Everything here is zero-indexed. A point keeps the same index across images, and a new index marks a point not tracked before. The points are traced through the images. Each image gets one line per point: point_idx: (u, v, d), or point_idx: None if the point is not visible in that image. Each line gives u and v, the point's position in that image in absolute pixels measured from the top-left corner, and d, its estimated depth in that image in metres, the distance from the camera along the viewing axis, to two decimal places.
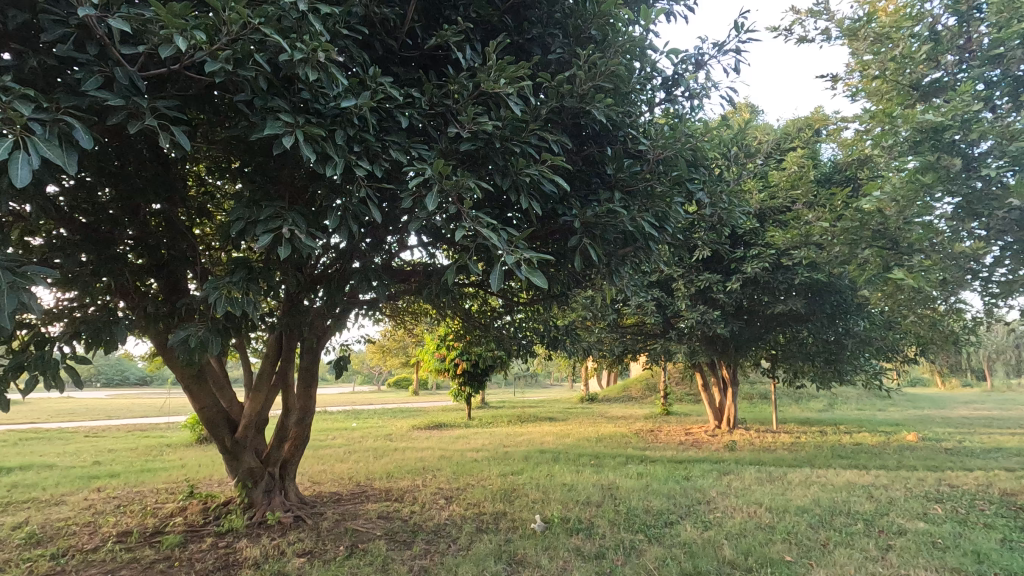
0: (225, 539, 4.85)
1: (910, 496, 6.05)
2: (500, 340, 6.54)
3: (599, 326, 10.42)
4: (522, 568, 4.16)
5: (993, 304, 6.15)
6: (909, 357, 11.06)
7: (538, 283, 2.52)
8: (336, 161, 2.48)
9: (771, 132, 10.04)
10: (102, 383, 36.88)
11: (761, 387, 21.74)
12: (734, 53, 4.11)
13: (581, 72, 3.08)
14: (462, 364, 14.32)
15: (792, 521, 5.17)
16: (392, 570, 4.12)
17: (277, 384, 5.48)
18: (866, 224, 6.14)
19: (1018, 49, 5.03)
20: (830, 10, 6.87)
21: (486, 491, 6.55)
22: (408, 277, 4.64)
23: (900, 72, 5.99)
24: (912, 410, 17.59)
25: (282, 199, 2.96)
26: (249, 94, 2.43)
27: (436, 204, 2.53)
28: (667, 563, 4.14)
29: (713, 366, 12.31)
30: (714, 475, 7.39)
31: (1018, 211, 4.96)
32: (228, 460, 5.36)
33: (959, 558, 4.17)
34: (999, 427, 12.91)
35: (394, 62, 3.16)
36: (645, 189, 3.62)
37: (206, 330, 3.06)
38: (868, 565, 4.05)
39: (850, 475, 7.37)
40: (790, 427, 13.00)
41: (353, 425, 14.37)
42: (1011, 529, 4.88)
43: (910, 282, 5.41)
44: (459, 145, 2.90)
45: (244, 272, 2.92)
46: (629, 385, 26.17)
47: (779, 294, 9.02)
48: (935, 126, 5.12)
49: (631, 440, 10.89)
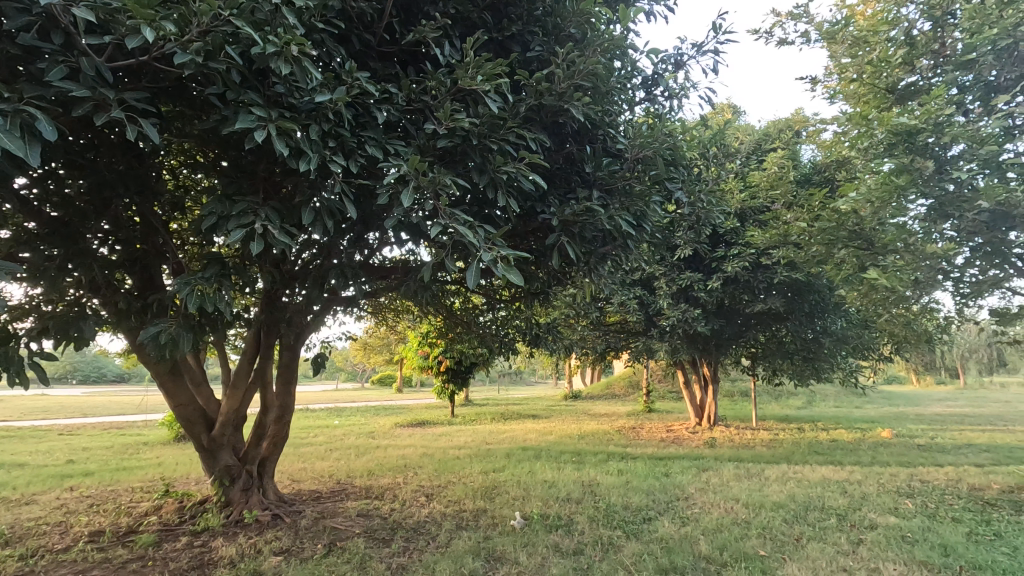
0: (199, 538, 4.78)
1: (882, 492, 6.19)
2: (482, 338, 6.54)
3: (582, 323, 10.48)
4: (500, 565, 4.17)
5: (963, 304, 6.32)
6: (884, 355, 11.30)
7: (515, 281, 2.51)
8: (310, 157, 2.46)
9: (752, 132, 10.19)
10: (77, 379, 36.12)
11: (741, 385, 22.10)
12: (712, 53, 4.18)
13: (559, 71, 3.10)
14: (446, 361, 14.29)
15: (768, 516, 5.26)
16: (370, 568, 4.10)
17: (255, 381, 5.42)
18: (842, 224, 6.25)
19: (989, 54, 5.15)
20: (809, 13, 6.99)
21: (467, 488, 6.56)
22: (389, 274, 4.60)
23: (877, 75, 6.11)
24: (888, 408, 17.98)
25: (257, 194, 2.93)
26: (221, 87, 2.40)
27: (411, 201, 2.52)
28: (644, 559, 4.19)
29: (694, 364, 12.45)
30: (693, 472, 7.48)
31: (987, 213, 5.09)
32: (205, 459, 5.28)
33: (927, 551, 4.27)
34: (970, 424, 13.26)
35: (372, 57, 3.12)
36: (624, 188, 3.64)
37: (179, 326, 3.01)
38: (839, 559, 4.14)
39: (825, 470, 7.51)
40: (768, 424, 13.20)
41: (335, 423, 14.24)
42: (978, 523, 5.01)
43: (883, 282, 5.52)
44: (437, 142, 2.89)
45: (217, 268, 2.88)
46: (612, 382, 26.39)
47: (759, 292, 9.14)
48: (909, 130, 5.25)
49: (613, 438, 10.96)
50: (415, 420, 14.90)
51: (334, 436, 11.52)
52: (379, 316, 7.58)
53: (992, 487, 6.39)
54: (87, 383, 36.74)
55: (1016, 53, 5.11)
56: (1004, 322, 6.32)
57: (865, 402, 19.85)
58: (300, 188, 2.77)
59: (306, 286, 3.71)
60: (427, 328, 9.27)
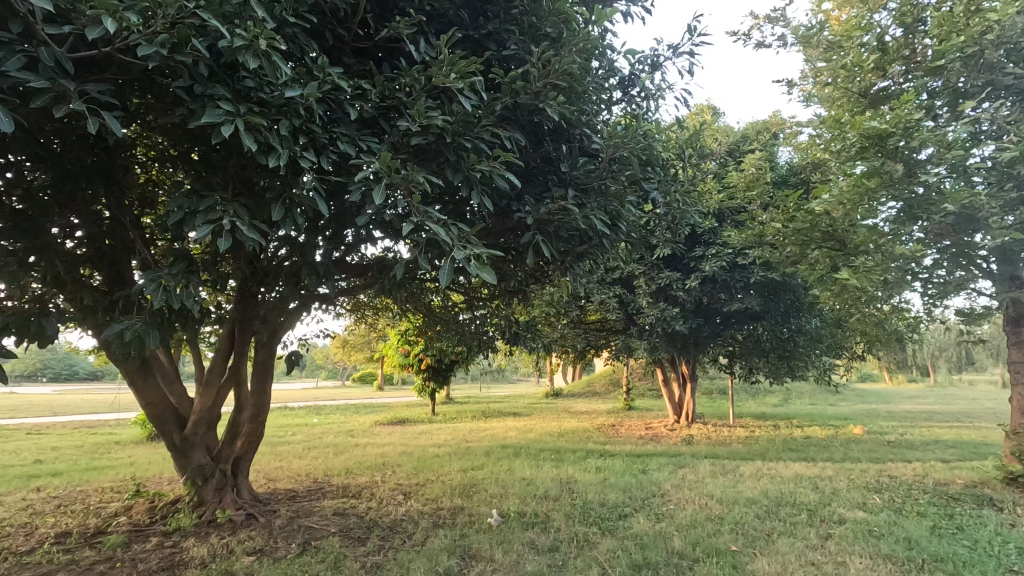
0: (171, 539, 4.70)
1: (852, 487, 6.33)
2: (462, 335, 6.54)
3: (562, 322, 10.53)
4: (475, 562, 4.18)
5: (930, 305, 6.49)
6: (857, 354, 11.54)
7: (488, 279, 2.52)
8: (280, 152, 2.43)
9: (730, 133, 10.32)
10: (48, 378, 35.22)
11: (720, 383, 22.46)
12: (688, 55, 4.23)
13: (534, 70, 3.10)
14: (426, 360, 14.26)
15: (741, 513, 5.33)
16: (345, 567, 4.07)
17: (230, 379, 5.34)
18: (816, 225, 6.36)
19: (957, 61, 5.27)
20: (786, 17, 7.10)
21: (445, 486, 6.55)
22: (366, 270, 4.58)
23: (851, 79, 6.23)
24: (861, 405, 18.38)
25: (226, 189, 2.89)
26: (188, 80, 2.36)
27: (383, 198, 2.51)
28: (618, 555, 4.23)
29: (673, 362, 12.59)
30: (670, 469, 7.56)
31: (953, 216, 5.23)
32: (177, 458, 5.19)
33: (892, 545, 4.38)
34: (939, 421, 13.61)
35: (346, 52, 3.09)
36: (600, 187, 3.66)
37: (144, 324, 2.95)
38: (807, 553, 4.22)
39: (798, 467, 7.65)
40: (745, 421, 13.40)
41: (314, 421, 14.12)
42: (941, 517, 5.16)
43: (853, 282, 5.64)
44: (410, 139, 2.88)
45: (185, 264, 2.84)
46: (594, 380, 26.58)
47: (737, 291, 9.26)
48: (880, 134, 5.37)
49: (593, 435, 11.05)
50: (395, 418, 14.83)
51: (312, 435, 11.42)
52: (358, 313, 7.53)
53: (957, 482, 6.58)
54: (58, 380, 35.81)
55: (982, 60, 5.21)
56: (970, 322, 6.50)
57: (839, 400, 20.25)
58: (270, 185, 2.74)
59: (280, 283, 3.67)
60: (408, 326, 9.23)
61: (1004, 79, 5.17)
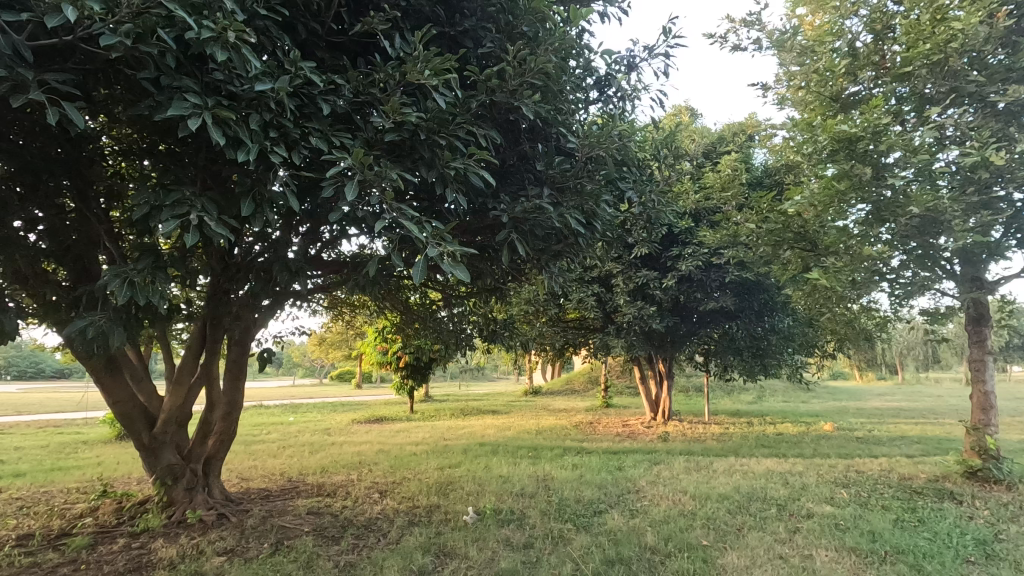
0: (138, 540, 4.59)
1: (820, 482, 6.49)
2: (439, 333, 6.52)
3: (540, 320, 10.58)
4: (450, 559, 4.18)
5: (896, 305, 6.68)
6: (828, 352, 11.81)
7: (462, 277, 2.51)
8: (249, 147, 2.40)
9: (707, 134, 10.46)
10: (12, 376, 34.09)
11: (696, 380, 22.84)
12: (663, 56, 4.29)
13: (510, 68, 3.10)
14: (404, 357, 14.19)
15: (713, 508, 5.43)
16: (317, 566, 4.03)
17: (201, 377, 5.25)
18: (789, 226, 6.50)
19: (924, 68, 5.41)
20: (761, 21, 7.23)
21: (421, 483, 6.53)
22: (341, 267, 4.54)
23: (823, 83, 6.38)
24: (832, 402, 18.83)
25: (194, 184, 2.84)
26: (154, 71, 2.31)
27: (355, 194, 2.49)
28: (592, 551, 4.26)
29: (650, 360, 12.74)
30: (645, 465, 7.65)
31: (918, 219, 5.36)
32: (146, 457, 5.07)
33: (857, 538, 4.51)
34: (905, 417, 14.00)
35: (319, 46, 3.05)
36: (575, 186, 3.68)
37: (108, 321, 2.88)
38: (776, 547, 4.32)
39: (770, 462, 7.82)
40: (721, 418, 13.61)
41: (290, 420, 13.94)
42: (904, 510, 5.32)
43: (823, 282, 5.77)
44: (384, 135, 2.85)
45: (150, 260, 2.77)
46: (573, 378, 26.77)
47: (712, 291, 9.41)
48: (849, 138, 5.51)
49: (571, 433, 11.12)
50: (372, 416, 14.71)
51: (287, 434, 11.27)
52: (335, 310, 7.46)
53: (920, 476, 6.78)
54: (23, 379, 34.66)
55: (947, 68, 5.36)
56: (934, 321, 6.70)
57: (811, 397, 20.71)
58: (240, 179, 2.70)
59: (251, 280, 3.61)
60: (385, 323, 9.17)
61: (968, 86, 5.33)
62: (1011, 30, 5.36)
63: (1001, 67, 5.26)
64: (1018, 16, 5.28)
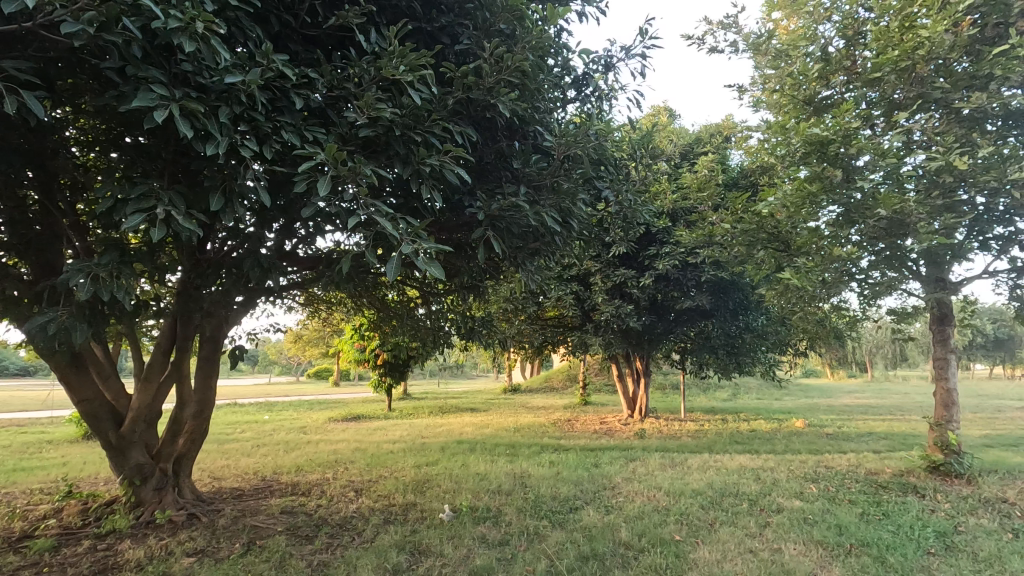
0: (104, 541, 4.48)
1: (790, 477, 6.64)
2: (417, 331, 6.48)
3: (519, 317, 10.62)
4: (424, 557, 4.17)
5: (865, 304, 6.86)
6: (800, 351, 12.07)
7: (437, 274, 2.49)
8: (218, 140, 2.36)
9: (685, 135, 10.59)
10: None
11: (673, 378, 23.23)
12: (639, 57, 4.33)
13: (486, 66, 3.08)
14: (382, 354, 14.10)
15: (686, 503, 5.51)
16: (289, 566, 3.98)
17: (171, 375, 5.14)
18: (762, 227, 6.64)
19: (892, 74, 5.56)
20: (738, 24, 7.34)
21: (398, 482, 6.50)
22: (317, 264, 4.48)
23: (797, 87, 6.50)
24: (804, 399, 19.26)
25: (162, 178, 2.78)
26: (119, 61, 2.26)
27: (327, 190, 2.46)
28: (566, 547, 4.30)
29: (627, 358, 12.87)
30: (621, 462, 7.73)
31: (885, 221, 5.52)
32: (113, 457, 4.96)
33: (824, 531, 4.62)
34: (874, 414, 14.41)
35: (292, 39, 3.01)
36: (552, 185, 3.69)
37: (72, 316, 2.80)
38: (746, 541, 4.40)
39: (742, 459, 7.96)
40: (696, 415, 13.82)
41: (265, 418, 13.74)
42: (870, 504, 5.47)
43: (794, 281, 5.90)
44: (358, 131, 2.82)
45: (115, 254, 2.70)
46: (552, 376, 26.92)
47: (688, 290, 9.53)
48: (821, 141, 5.65)
49: (548, 430, 11.19)
50: (349, 414, 14.60)
51: (262, 432, 11.12)
52: (311, 307, 7.37)
53: (886, 471, 6.98)
54: None
55: (914, 74, 5.49)
56: (901, 320, 6.90)
57: (784, 395, 21.11)
58: (210, 173, 2.65)
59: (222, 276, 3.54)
60: (362, 321, 9.07)
61: (933, 93, 5.43)
62: (975, 39, 5.50)
63: (965, 74, 5.32)
64: (981, 26, 5.42)
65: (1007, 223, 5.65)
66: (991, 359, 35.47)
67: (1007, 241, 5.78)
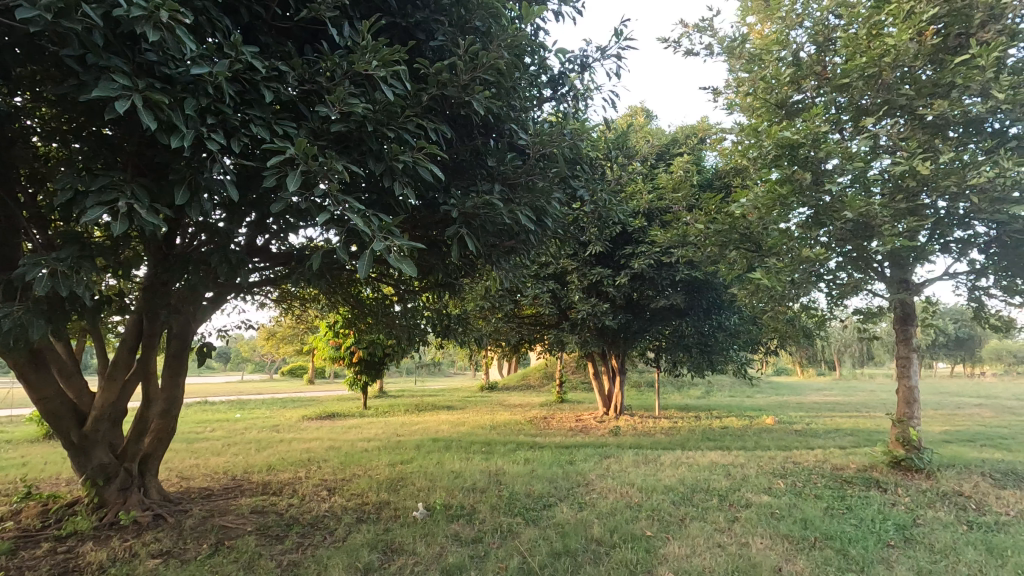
0: (65, 544, 4.35)
1: (760, 473, 6.79)
2: (392, 328, 6.42)
3: (496, 314, 10.63)
4: (397, 556, 4.15)
5: (832, 304, 7.04)
6: (771, 349, 12.32)
7: (409, 271, 2.46)
8: (183, 133, 2.30)
9: (661, 135, 10.71)
10: None
11: (648, 375, 23.58)
12: (615, 58, 4.37)
13: (461, 62, 3.06)
14: (358, 352, 13.97)
15: (658, 499, 5.59)
16: (258, 567, 3.92)
17: (137, 372, 5.01)
18: (735, 227, 6.77)
19: (860, 80, 5.71)
20: (713, 28, 7.46)
21: (372, 480, 6.45)
22: (288, 260, 4.42)
23: (769, 91, 6.64)
24: (774, 396, 19.75)
25: (125, 170, 2.71)
26: (79, 49, 2.19)
27: (297, 185, 2.41)
28: (539, 544, 4.32)
29: (603, 356, 12.98)
30: (595, 459, 7.80)
31: (851, 224, 5.68)
32: (75, 457, 4.81)
33: (790, 525, 4.73)
34: (840, 411, 14.81)
35: (262, 31, 2.95)
36: (526, 183, 3.70)
37: (28, 312, 2.71)
38: (715, 536, 4.49)
39: (714, 455, 8.11)
40: (670, 412, 14.02)
41: (237, 416, 13.53)
42: (835, 499, 5.63)
43: (764, 281, 6.02)
44: (330, 125, 2.79)
45: (75, 249, 2.62)
46: (529, 373, 27.04)
47: (663, 289, 9.65)
48: (791, 143, 5.78)
49: (525, 428, 11.22)
50: (324, 412, 14.41)
51: (233, 431, 10.93)
52: (284, 304, 7.26)
53: (851, 467, 7.18)
54: None
55: (880, 81, 5.65)
56: (867, 320, 7.09)
57: (755, 392, 21.55)
58: (176, 165, 2.59)
59: (188, 272, 3.45)
60: (337, 319, 8.97)
61: (899, 99, 5.61)
62: (938, 48, 5.66)
63: (928, 82, 5.49)
64: (944, 35, 5.58)
65: (966, 227, 5.86)
66: (952, 357, 36.73)
67: (966, 243, 5.98)
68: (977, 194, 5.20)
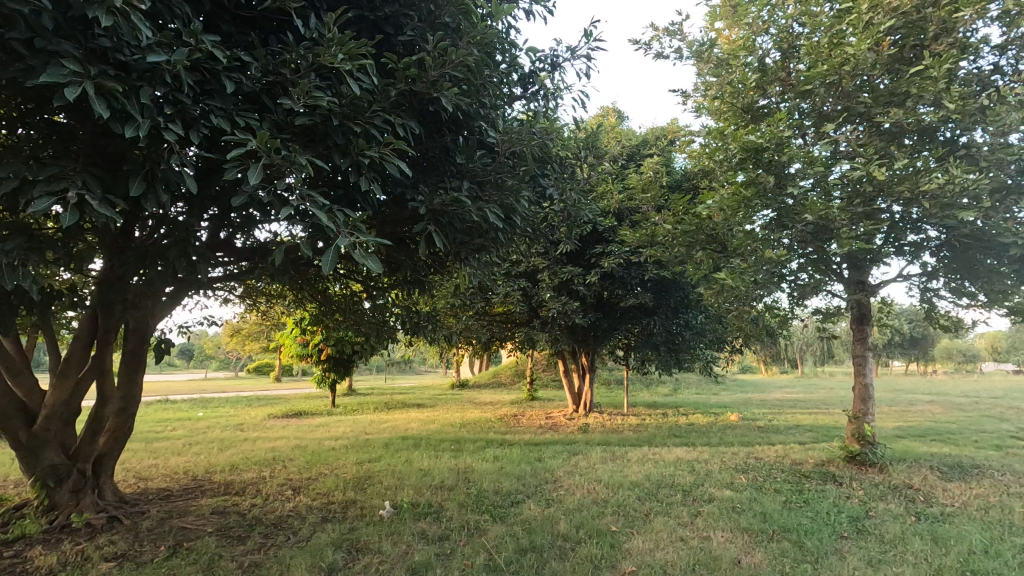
0: (11, 548, 4.16)
1: (722, 468, 6.95)
2: (360, 324, 6.36)
3: (467, 312, 10.60)
4: (362, 555, 4.12)
5: (793, 304, 7.25)
6: (736, 348, 12.62)
7: (374, 268, 2.41)
8: (139, 122, 2.23)
9: (631, 136, 10.84)
10: None
11: (616, 373, 23.89)
12: (584, 58, 4.41)
13: (429, 58, 3.03)
14: (326, 350, 13.75)
15: (624, 495, 5.68)
16: (218, 567, 3.84)
17: (92, 370, 4.84)
18: (701, 228, 6.91)
19: (822, 87, 5.89)
20: (682, 31, 7.58)
21: (338, 479, 6.37)
22: (252, 255, 4.33)
23: (736, 95, 6.79)
24: (738, 394, 20.26)
25: (76, 160, 2.61)
26: (26, 32, 2.10)
27: (258, 178, 2.36)
28: (505, 541, 4.34)
29: (573, 354, 13.09)
30: (564, 456, 7.87)
31: (811, 226, 5.86)
32: (24, 459, 4.62)
33: (750, 519, 4.87)
34: (801, 408, 15.29)
35: (224, 19, 2.89)
36: (495, 181, 3.69)
37: None
38: (678, 530, 4.58)
39: (679, 451, 8.26)
40: (638, 410, 14.23)
41: (199, 415, 13.18)
42: (793, 493, 5.80)
43: (728, 281, 6.17)
44: (294, 118, 2.74)
45: (21, 240, 2.50)
46: (500, 371, 27.07)
47: (632, 288, 9.79)
48: (756, 147, 5.94)
49: (494, 425, 11.25)
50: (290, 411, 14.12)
51: (194, 430, 10.65)
52: (250, 300, 7.11)
53: (809, 461, 7.41)
54: None
55: (841, 88, 5.85)
56: (825, 320, 7.33)
57: (721, 390, 22.05)
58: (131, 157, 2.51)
59: (145, 265, 3.34)
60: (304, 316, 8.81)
61: (857, 107, 5.81)
62: (894, 59, 5.87)
63: (885, 90, 5.69)
64: (901, 46, 5.80)
65: (918, 230, 6.10)
66: (906, 356, 38.32)
67: (918, 247, 6.23)
68: (929, 200, 5.41)
